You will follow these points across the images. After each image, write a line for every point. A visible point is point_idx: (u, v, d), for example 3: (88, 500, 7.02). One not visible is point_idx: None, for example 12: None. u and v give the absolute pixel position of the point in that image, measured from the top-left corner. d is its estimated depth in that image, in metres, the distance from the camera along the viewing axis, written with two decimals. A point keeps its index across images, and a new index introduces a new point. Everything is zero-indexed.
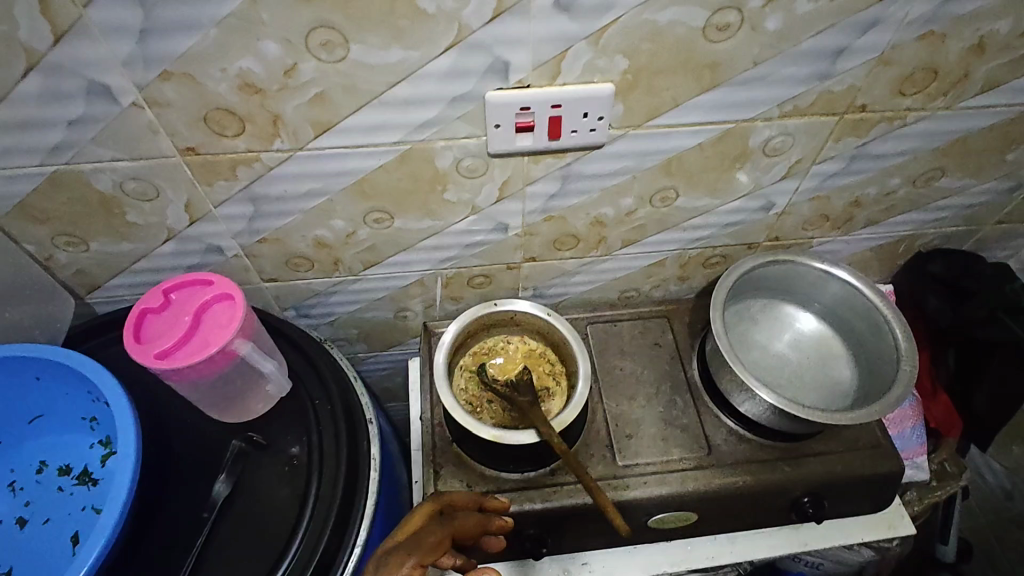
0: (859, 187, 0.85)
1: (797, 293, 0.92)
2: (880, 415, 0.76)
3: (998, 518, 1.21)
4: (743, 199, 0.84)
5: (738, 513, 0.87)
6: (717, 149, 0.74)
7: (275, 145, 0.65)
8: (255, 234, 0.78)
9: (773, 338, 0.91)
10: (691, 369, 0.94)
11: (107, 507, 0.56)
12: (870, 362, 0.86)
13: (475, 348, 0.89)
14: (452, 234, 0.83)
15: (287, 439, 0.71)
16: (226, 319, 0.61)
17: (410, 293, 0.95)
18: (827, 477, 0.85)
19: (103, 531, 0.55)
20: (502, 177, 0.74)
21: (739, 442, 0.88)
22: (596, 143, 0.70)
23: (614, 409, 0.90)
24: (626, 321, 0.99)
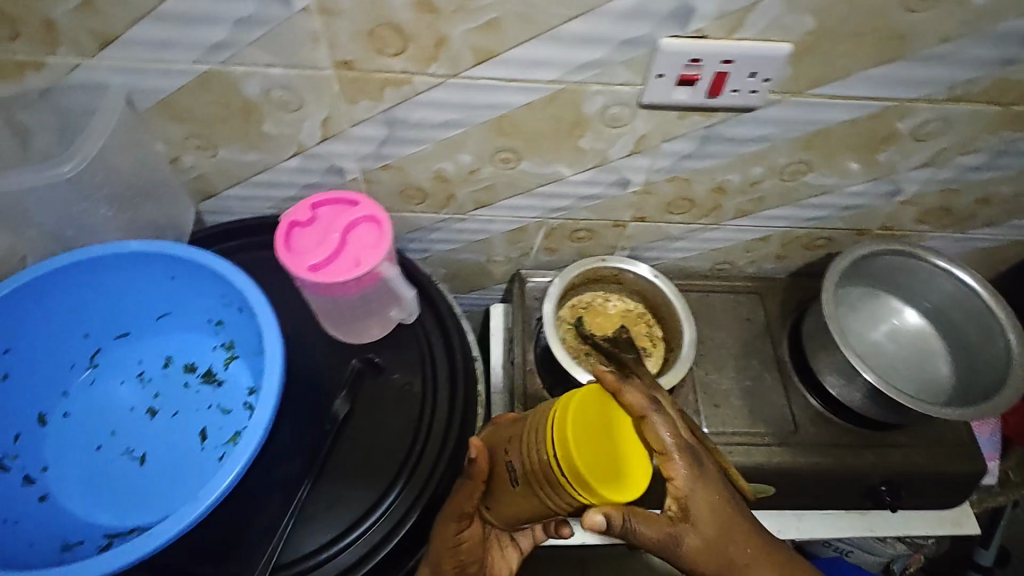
0: (993, 184, 0.83)
1: (903, 288, 0.91)
2: (987, 415, 0.76)
3: None
4: (873, 183, 0.82)
5: (812, 492, 0.88)
6: (867, 126, 0.72)
7: (431, 68, 0.63)
8: (380, 159, 0.77)
9: (872, 329, 0.90)
10: (783, 348, 0.95)
11: (259, 405, 0.59)
12: (972, 363, 0.86)
13: (573, 301, 0.89)
14: (572, 183, 0.81)
15: (402, 366, 0.72)
16: (373, 241, 0.61)
17: (511, 238, 0.94)
18: (909, 469, 0.86)
19: (258, 427, 0.57)
20: (642, 130, 0.72)
21: (823, 424, 0.89)
22: (751, 106, 0.68)
23: (703, 378, 0.92)
24: (719, 293, 0.99)
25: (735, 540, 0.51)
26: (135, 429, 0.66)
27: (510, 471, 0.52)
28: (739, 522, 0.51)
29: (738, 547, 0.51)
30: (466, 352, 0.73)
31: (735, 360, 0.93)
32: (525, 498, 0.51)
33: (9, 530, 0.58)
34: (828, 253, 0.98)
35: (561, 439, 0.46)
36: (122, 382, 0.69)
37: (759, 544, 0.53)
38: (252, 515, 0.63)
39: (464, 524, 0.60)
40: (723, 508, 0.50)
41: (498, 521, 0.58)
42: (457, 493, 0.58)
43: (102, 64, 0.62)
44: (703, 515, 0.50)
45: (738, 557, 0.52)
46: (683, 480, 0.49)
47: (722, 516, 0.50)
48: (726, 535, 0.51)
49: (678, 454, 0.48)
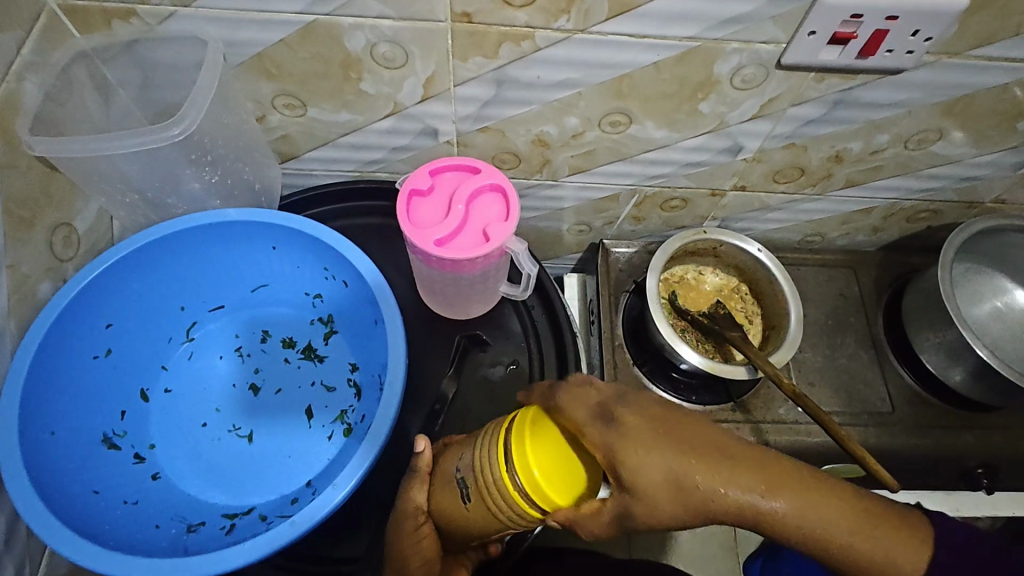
0: None
1: (1014, 265, 0.86)
2: None
3: None
4: (1002, 153, 0.76)
5: (907, 471, 0.87)
6: (1017, 92, 0.66)
7: (558, 23, 0.57)
8: (479, 121, 0.71)
9: (976, 308, 0.86)
10: (877, 326, 0.91)
11: (388, 388, 0.56)
12: None
13: (666, 276, 0.85)
14: (679, 149, 0.76)
15: (508, 343, 0.68)
16: (500, 213, 0.56)
17: (597, 207, 0.89)
18: (1008, 452, 0.84)
19: (388, 414, 0.55)
20: (772, 93, 0.67)
21: (919, 403, 0.86)
22: (900, 69, 0.62)
23: (797, 355, 0.88)
24: (810, 266, 0.95)
25: (693, 460, 0.42)
26: (239, 406, 0.64)
27: (459, 486, 0.49)
28: (682, 444, 0.43)
29: (694, 468, 0.42)
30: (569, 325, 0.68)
31: (830, 336, 0.90)
32: (479, 509, 0.47)
33: (131, 512, 0.57)
34: (929, 226, 0.93)
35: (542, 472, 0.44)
36: (221, 357, 0.66)
37: (724, 458, 0.43)
38: (374, 493, 0.62)
39: (420, 526, 0.53)
40: (654, 439, 0.43)
41: (451, 543, 0.55)
42: (406, 491, 0.54)
43: (198, 14, 0.56)
44: (633, 469, 0.42)
45: (695, 483, 0.42)
46: (606, 447, 0.43)
47: (666, 461, 0.42)
48: (676, 463, 0.42)
49: (589, 424, 0.44)
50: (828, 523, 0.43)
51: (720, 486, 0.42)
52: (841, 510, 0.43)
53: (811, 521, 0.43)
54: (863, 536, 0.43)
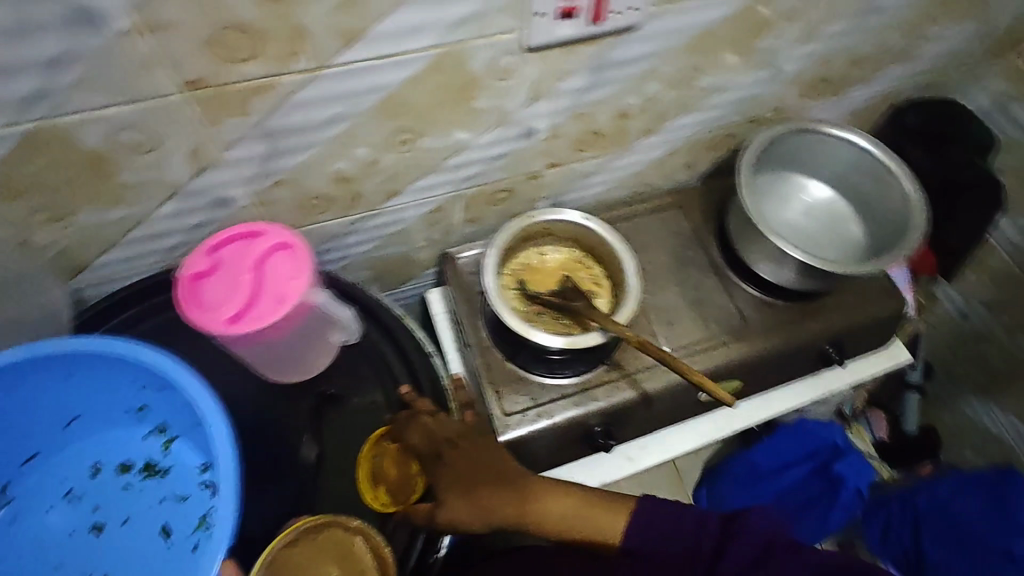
0: (858, 46, 0.88)
1: (806, 164, 0.95)
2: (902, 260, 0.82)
3: (954, 339, 1.38)
4: (756, 71, 0.85)
5: (775, 370, 0.95)
6: (741, 18, 0.74)
7: (296, 65, 0.57)
8: (267, 177, 0.69)
9: (788, 211, 0.95)
10: (714, 251, 0.98)
11: (220, 493, 0.54)
12: (879, 216, 0.92)
13: (511, 267, 0.87)
14: (477, 148, 0.77)
15: (362, 388, 0.69)
16: (293, 271, 0.55)
17: (429, 221, 0.89)
18: (848, 325, 0.94)
19: (226, 521, 0.52)
20: (535, 76, 0.70)
21: (765, 308, 0.94)
22: (634, 25, 0.67)
23: (653, 300, 0.94)
24: (645, 215, 1.00)
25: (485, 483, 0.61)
26: (85, 553, 0.61)
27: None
28: (479, 470, 0.62)
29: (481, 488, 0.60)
30: (422, 351, 0.70)
31: (676, 274, 0.96)
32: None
33: None
34: (732, 148, 1.01)
35: (377, 465, 0.65)
36: (51, 508, 0.62)
37: (500, 480, 0.61)
38: None
39: None
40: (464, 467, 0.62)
41: None
42: None
43: None
44: (449, 483, 0.62)
45: (485, 496, 0.60)
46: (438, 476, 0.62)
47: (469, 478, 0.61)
48: (474, 484, 0.61)
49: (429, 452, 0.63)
50: (564, 513, 0.59)
51: (500, 496, 0.60)
52: (571, 502, 0.59)
53: (556, 514, 0.59)
54: (584, 518, 0.58)
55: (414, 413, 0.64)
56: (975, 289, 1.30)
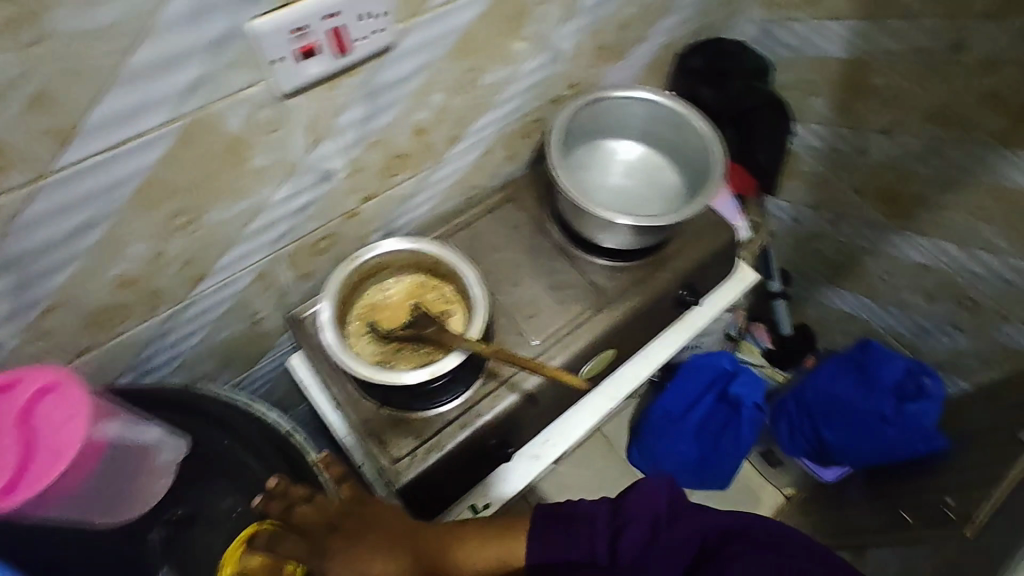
0: (621, 10, 0.92)
1: (612, 129, 1.00)
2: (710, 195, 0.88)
3: (798, 244, 1.51)
4: (535, 57, 0.86)
5: (642, 328, 0.98)
6: (496, 12, 0.74)
7: (6, 179, 0.50)
8: (31, 306, 0.61)
9: (609, 176, 0.99)
10: (557, 233, 0.99)
11: None
12: (688, 157, 0.97)
13: (358, 312, 0.84)
14: (275, 207, 0.72)
15: (216, 493, 0.69)
16: (61, 416, 0.56)
17: (257, 291, 0.83)
18: (694, 266, 0.99)
19: None
20: (305, 120, 0.66)
21: (616, 274, 0.97)
22: (387, 45, 0.65)
23: (510, 299, 0.94)
24: (482, 218, 0.99)
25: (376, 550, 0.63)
26: None
27: None
28: (368, 539, 0.64)
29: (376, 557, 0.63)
30: (278, 435, 0.70)
31: (526, 267, 0.96)
32: None
33: None
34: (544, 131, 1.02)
35: (241, 573, 0.62)
36: None
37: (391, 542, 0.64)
38: None
39: None
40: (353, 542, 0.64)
41: None
42: None
43: None
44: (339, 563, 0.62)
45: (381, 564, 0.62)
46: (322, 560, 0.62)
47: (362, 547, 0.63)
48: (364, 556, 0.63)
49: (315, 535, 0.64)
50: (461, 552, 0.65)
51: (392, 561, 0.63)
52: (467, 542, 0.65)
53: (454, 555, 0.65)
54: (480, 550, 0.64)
55: (290, 499, 0.66)
56: (800, 195, 1.42)
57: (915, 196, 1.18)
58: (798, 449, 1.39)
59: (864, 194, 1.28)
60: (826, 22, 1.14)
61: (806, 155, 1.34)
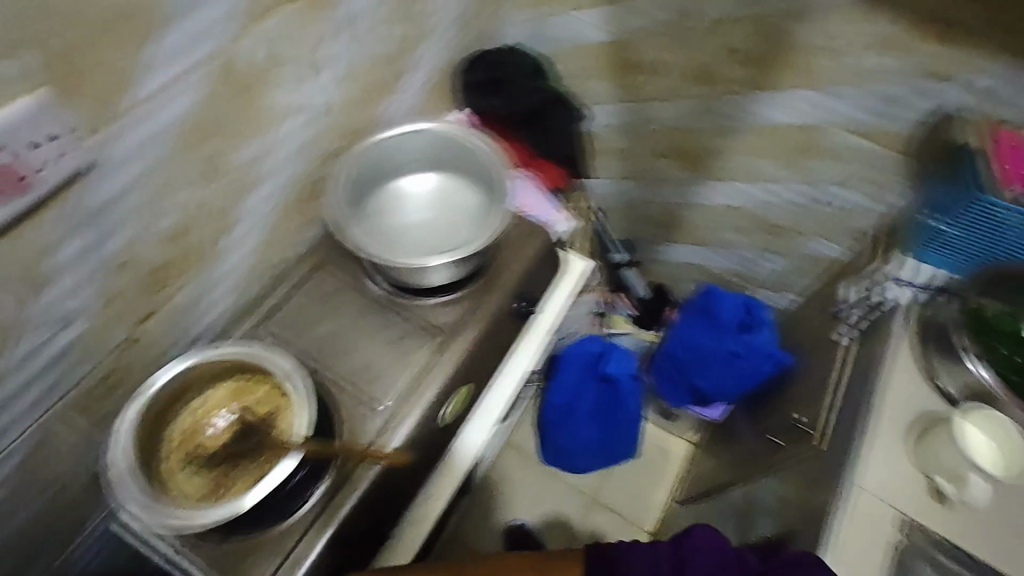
0: (370, 49, 0.89)
1: (398, 167, 0.98)
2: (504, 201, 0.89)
3: (629, 214, 1.59)
4: (289, 121, 0.81)
5: (488, 353, 0.98)
6: (216, 92, 0.69)
7: None
8: None
9: (411, 213, 0.96)
10: (380, 284, 0.95)
11: None
12: (478, 169, 0.97)
13: (172, 443, 0.74)
14: (16, 366, 0.64)
15: None
16: None
17: (41, 457, 0.73)
18: (518, 278, 1.00)
19: None
20: (12, 270, 0.58)
21: (448, 309, 0.95)
22: (84, 164, 0.58)
23: (346, 370, 0.88)
24: (295, 293, 0.93)
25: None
26: None
27: None
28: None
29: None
30: None
31: (356, 330, 0.92)
32: None
33: None
34: None
35: None
36: None
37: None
38: None
39: None
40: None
41: None
42: None
43: None
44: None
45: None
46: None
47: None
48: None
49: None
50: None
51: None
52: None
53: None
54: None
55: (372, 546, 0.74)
56: (615, 171, 1.48)
57: (703, 150, 1.28)
58: (684, 401, 1.49)
59: (665, 158, 1.36)
60: (579, 11, 1.18)
61: (606, 133, 1.39)
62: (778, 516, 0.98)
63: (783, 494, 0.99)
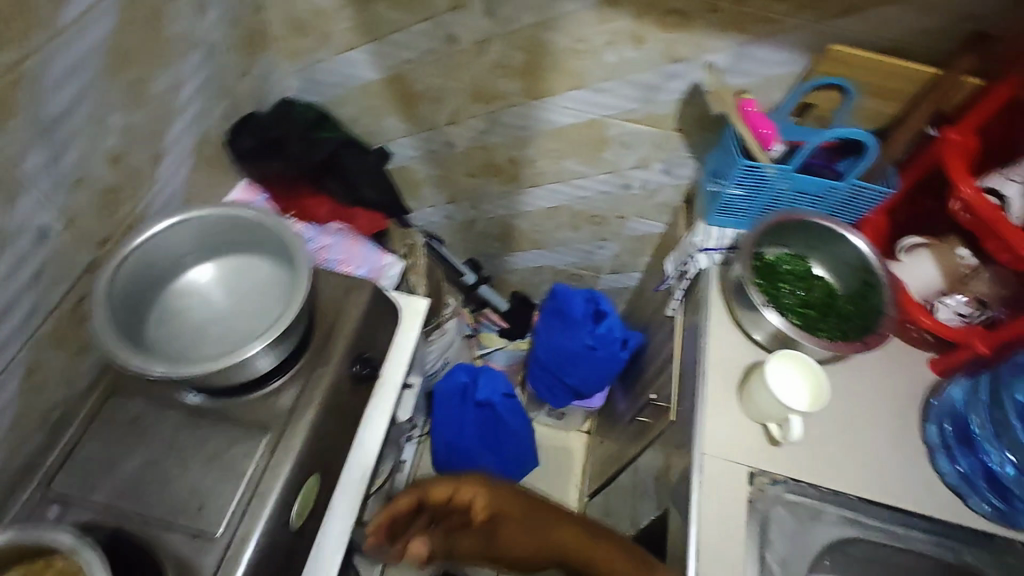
0: (95, 146, 0.79)
1: (172, 266, 0.87)
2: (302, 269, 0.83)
3: (465, 234, 1.58)
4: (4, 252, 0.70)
5: (335, 431, 0.91)
6: None
7: None
8: None
9: (203, 311, 0.87)
10: (190, 394, 0.85)
11: None
12: (263, 241, 0.90)
13: None
14: None
15: None
16: None
17: None
18: (349, 342, 0.94)
19: None
20: None
21: (273, 400, 0.87)
22: None
23: (166, 506, 0.78)
24: (86, 435, 0.81)
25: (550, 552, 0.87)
26: None
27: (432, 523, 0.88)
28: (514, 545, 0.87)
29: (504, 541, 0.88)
30: None
31: (170, 456, 0.81)
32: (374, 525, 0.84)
33: None
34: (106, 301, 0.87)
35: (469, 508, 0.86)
36: None
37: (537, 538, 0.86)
38: None
39: None
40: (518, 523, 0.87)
41: None
42: None
43: None
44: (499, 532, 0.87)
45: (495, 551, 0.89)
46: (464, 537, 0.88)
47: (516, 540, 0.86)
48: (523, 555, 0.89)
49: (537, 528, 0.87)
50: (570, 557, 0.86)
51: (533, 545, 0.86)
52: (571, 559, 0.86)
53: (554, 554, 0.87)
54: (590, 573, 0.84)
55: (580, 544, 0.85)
56: (437, 197, 1.47)
57: (509, 161, 1.29)
58: (561, 400, 1.50)
59: (478, 175, 1.37)
60: (346, 53, 1.14)
61: (416, 164, 1.37)
62: (656, 492, 1.01)
63: (656, 470, 1.03)
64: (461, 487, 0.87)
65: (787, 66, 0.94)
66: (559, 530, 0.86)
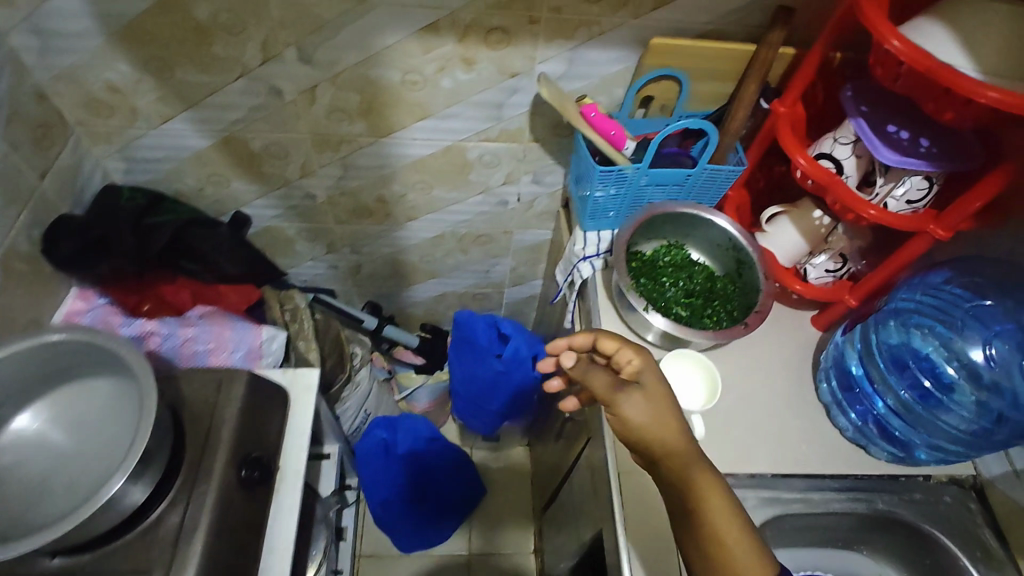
0: None
1: None
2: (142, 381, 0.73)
3: (355, 280, 1.49)
4: None
5: (235, 546, 0.81)
6: None
7: None
8: None
9: (47, 461, 0.76)
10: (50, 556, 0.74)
11: None
12: (92, 361, 0.79)
13: None
14: None
15: None
16: None
17: None
18: (231, 444, 0.84)
19: None
20: None
21: (153, 534, 0.77)
22: None
23: None
24: None
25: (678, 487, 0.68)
26: None
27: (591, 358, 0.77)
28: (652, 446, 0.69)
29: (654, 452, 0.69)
30: None
31: None
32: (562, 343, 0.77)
33: None
34: None
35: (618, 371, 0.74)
36: None
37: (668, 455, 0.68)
38: None
39: None
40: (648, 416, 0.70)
41: None
42: None
43: None
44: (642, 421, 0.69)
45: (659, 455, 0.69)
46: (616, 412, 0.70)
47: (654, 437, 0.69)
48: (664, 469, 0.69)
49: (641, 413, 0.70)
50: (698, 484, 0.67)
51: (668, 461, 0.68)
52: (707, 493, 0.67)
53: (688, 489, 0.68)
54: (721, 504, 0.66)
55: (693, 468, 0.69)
56: (314, 250, 1.37)
57: (377, 200, 1.22)
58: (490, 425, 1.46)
59: (350, 220, 1.29)
60: (164, 125, 1.03)
61: (279, 223, 1.27)
62: (592, 509, 0.99)
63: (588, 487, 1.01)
64: (627, 351, 0.74)
65: (620, 63, 0.94)
66: (670, 438, 0.68)
